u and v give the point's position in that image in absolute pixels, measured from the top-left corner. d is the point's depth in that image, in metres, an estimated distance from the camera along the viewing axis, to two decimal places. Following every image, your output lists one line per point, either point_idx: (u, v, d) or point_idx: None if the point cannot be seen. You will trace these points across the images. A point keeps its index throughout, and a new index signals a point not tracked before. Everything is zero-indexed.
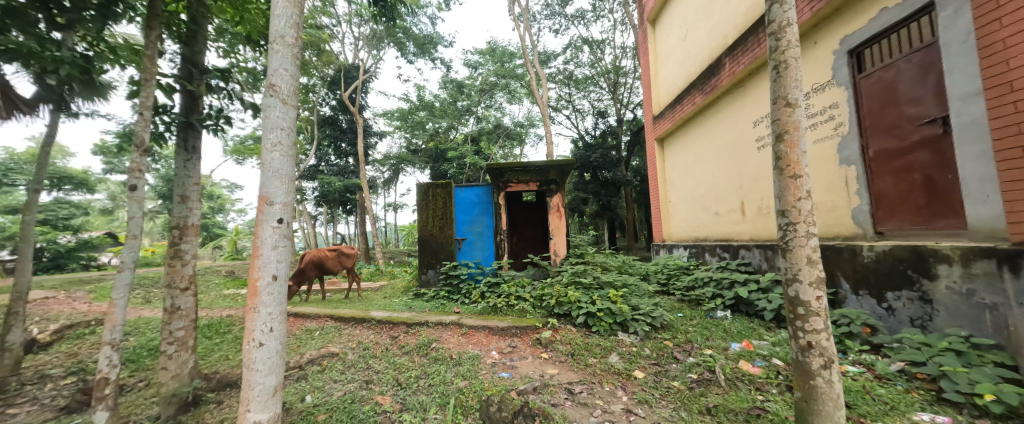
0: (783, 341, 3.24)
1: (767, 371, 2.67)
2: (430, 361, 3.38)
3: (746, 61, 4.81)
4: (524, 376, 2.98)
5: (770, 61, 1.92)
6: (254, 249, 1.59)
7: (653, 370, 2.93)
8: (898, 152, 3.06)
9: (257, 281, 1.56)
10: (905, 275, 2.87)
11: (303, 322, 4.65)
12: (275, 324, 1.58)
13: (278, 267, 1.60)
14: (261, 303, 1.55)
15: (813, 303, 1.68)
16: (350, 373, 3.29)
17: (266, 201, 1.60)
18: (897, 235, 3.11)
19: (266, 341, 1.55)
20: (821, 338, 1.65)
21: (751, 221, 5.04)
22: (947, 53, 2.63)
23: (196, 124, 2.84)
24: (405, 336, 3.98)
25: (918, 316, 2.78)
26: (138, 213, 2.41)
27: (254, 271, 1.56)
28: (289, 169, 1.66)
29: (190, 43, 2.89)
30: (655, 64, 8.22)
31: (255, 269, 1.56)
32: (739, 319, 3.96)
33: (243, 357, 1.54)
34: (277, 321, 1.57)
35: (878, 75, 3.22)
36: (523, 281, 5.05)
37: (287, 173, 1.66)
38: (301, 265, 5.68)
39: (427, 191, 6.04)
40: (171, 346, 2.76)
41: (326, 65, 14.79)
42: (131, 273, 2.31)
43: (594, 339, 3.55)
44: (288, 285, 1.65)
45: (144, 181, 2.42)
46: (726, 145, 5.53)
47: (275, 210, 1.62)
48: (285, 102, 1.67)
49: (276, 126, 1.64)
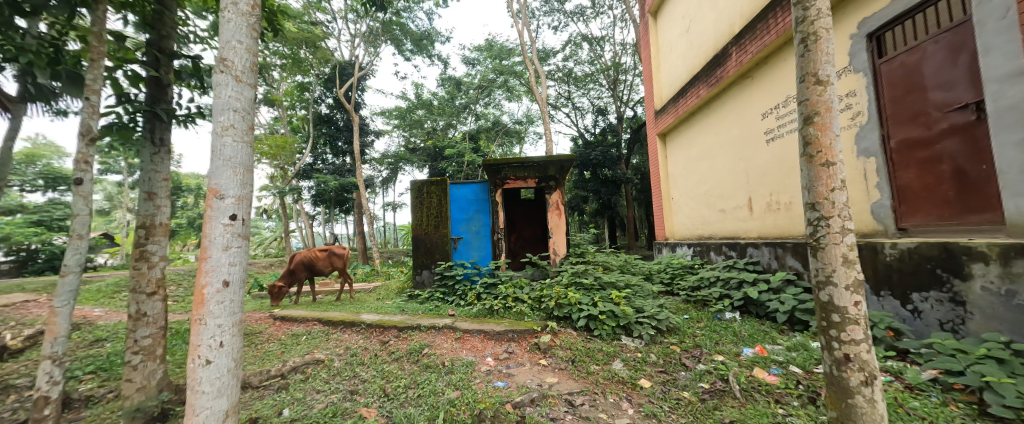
0: (799, 345, 3.03)
1: (785, 381, 2.44)
2: (420, 368, 3.17)
3: (755, 50, 4.56)
4: (521, 386, 2.75)
5: (796, 35, 1.69)
6: (202, 251, 1.39)
7: (660, 379, 2.71)
8: (924, 142, 2.84)
9: (205, 287, 1.36)
10: (934, 274, 2.65)
11: (290, 326, 4.41)
12: (226, 338, 1.39)
13: (230, 272, 1.40)
14: (209, 314, 1.35)
15: (850, 309, 1.46)
16: (335, 382, 3.07)
17: (216, 194, 1.39)
18: (923, 232, 2.88)
19: (215, 358, 1.36)
20: (860, 351, 1.44)
21: (759, 218, 4.81)
22: (982, 32, 2.41)
23: (162, 114, 2.62)
24: (396, 341, 3.77)
25: (949, 319, 2.56)
26: (85, 211, 2.21)
27: (200, 278, 1.36)
28: (244, 157, 1.47)
29: (156, 27, 2.66)
30: (657, 57, 7.98)
31: (202, 274, 1.36)
32: (749, 321, 3.74)
33: (188, 378, 1.34)
34: (228, 334, 1.38)
35: (900, 60, 2.99)
36: (521, 282, 4.83)
37: (242, 162, 1.47)
38: (290, 266, 5.47)
39: (421, 188, 5.82)
40: (136, 356, 2.53)
41: (322, 62, 14.55)
42: (77, 277, 2.16)
43: (596, 344, 3.33)
44: (243, 292, 1.46)
45: (91, 174, 2.22)
46: (733, 139, 5.30)
47: (227, 205, 1.42)
48: (240, 80, 1.48)
49: (228, 107, 1.44)
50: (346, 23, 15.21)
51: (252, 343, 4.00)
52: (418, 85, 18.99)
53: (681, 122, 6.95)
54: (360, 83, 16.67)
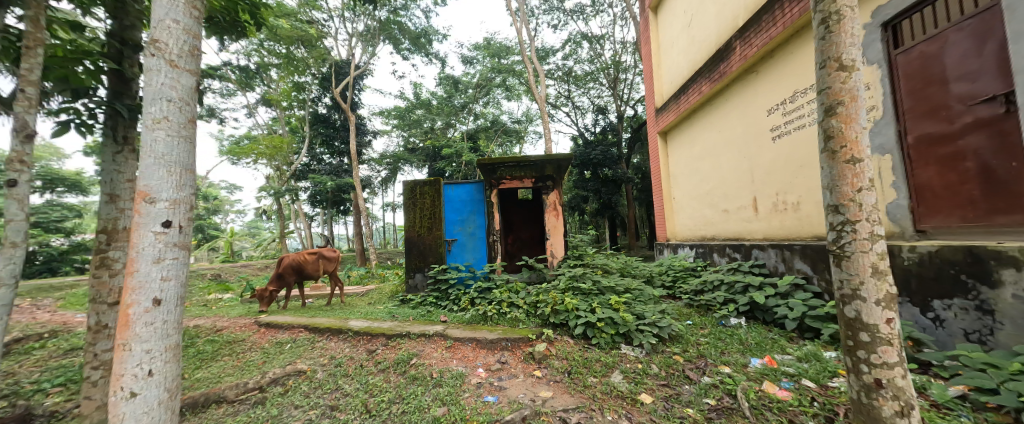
0: (810, 356, 2.84)
1: (798, 397, 2.25)
2: (407, 381, 2.97)
3: (759, 43, 4.37)
4: (512, 401, 2.56)
5: (815, 15, 1.50)
6: (133, 265, 1.46)
7: (662, 394, 2.52)
8: (946, 138, 2.65)
9: (130, 308, 1.44)
10: (958, 280, 2.45)
11: (274, 334, 4.21)
12: (155, 365, 1.48)
13: (160, 291, 1.49)
14: (135, 338, 1.44)
15: (882, 328, 1.26)
16: (316, 396, 2.88)
17: (147, 197, 1.48)
18: (944, 234, 2.68)
19: (141, 390, 1.45)
20: (894, 376, 1.25)
21: (765, 219, 4.62)
22: (1011, 17, 2.22)
23: (124, 110, 2.43)
24: (384, 350, 3.58)
25: (975, 329, 2.37)
26: (19, 215, 2.13)
27: (128, 296, 1.44)
28: (179, 157, 1.57)
29: (119, 16, 2.49)
30: (657, 54, 7.79)
31: (130, 293, 1.44)
32: (755, 328, 3.55)
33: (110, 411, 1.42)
34: (157, 362, 1.48)
35: (919, 49, 2.80)
36: (517, 287, 4.64)
37: (179, 163, 1.56)
38: (279, 270, 5.28)
39: (414, 189, 5.61)
40: (96, 371, 2.35)
41: (318, 61, 14.36)
42: (10, 290, 2.09)
43: (593, 354, 3.14)
44: (175, 311, 1.55)
45: (26, 175, 2.16)
46: (736, 137, 5.11)
47: (158, 209, 1.50)
48: (173, 64, 1.57)
49: (159, 96, 1.53)
50: (343, 21, 15.02)
51: (233, 352, 3.82)
52: (417, 85, 18.82)
53: (683, 119, 6.76)
54: (358, 82, 16.48)
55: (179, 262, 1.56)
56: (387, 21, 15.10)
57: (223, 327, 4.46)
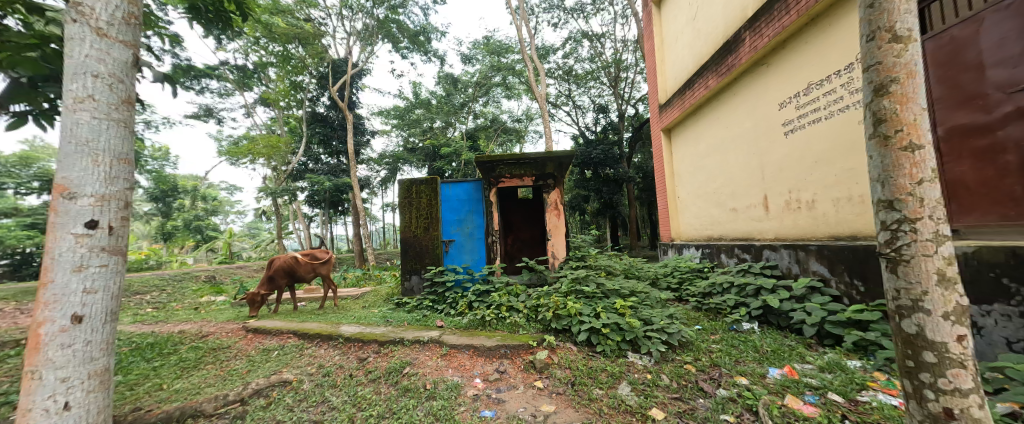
0: (834, 366, 2.62)
1: (826, 414, 2.04)
2: (398, 393, 2.76)
3: (771, 33, 4.16)
4: (511, 417, 2.35)
5: None
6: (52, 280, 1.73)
7: (674, 409, 2.32)
8: (983, 128, 2.43)
9: (47, 328, 1.70)
10: (999, 284, 2.24)
11: (261, 340, 4.01)
12: (68, 397, 1.72)
13: (77, 310, 1.76)
14: (51, 363, 1.69)
15: (953, 347, 1.06)
16: (300, 410, 2.68)
17: (69, 195, 1.76)
18: (979, 234, 2.46)
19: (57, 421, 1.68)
20: (971, 406, 1.05)
21: (776, 218, 4.41)
22: None
23: None
24: (376, 358, 3.38)
25: (1019, 338, 2.16)
26: None
27: (46, 315, 1.71)
28: (98, 146, 1.86)
29: None
30: (661, 50, 7.59)
31: (47, 314, 1.71)
32: (769, 335, 3.34)
33: None
34: (74, 386, 1.74)
35: (953, 34, 2.61)
36: (517, 290, 4.43)
37: (101, 153, 1.86)
38: (270, 272, 5.08)
39: (409, 188, 5.42)
40: None
41: (316, 60, 14.19)
42: None
43: (598, 363, 2.93)
44: (92, 328, 1.80)
45: None
46: (745, 133, 4.90)
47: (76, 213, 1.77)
48: (98, 32, 1.89)
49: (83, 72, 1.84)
50: (341, 20, 14.85)
51: (217, 360, 3.63)
52: (416, 84, 18.67)
53: (688, 116, 6.55)
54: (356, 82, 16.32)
55: (102, 273, 1.83)
56: (386, 20, 14.96)
57: (209, 333, 4.27)
